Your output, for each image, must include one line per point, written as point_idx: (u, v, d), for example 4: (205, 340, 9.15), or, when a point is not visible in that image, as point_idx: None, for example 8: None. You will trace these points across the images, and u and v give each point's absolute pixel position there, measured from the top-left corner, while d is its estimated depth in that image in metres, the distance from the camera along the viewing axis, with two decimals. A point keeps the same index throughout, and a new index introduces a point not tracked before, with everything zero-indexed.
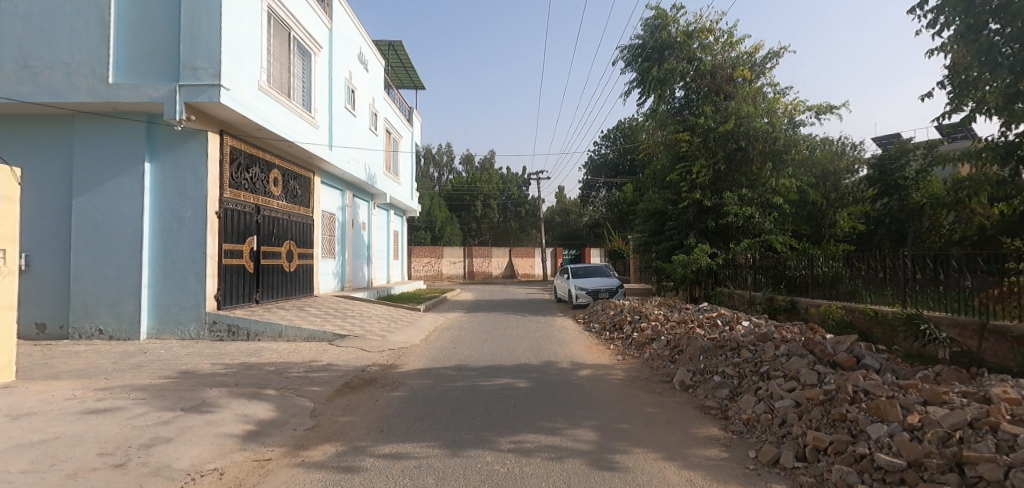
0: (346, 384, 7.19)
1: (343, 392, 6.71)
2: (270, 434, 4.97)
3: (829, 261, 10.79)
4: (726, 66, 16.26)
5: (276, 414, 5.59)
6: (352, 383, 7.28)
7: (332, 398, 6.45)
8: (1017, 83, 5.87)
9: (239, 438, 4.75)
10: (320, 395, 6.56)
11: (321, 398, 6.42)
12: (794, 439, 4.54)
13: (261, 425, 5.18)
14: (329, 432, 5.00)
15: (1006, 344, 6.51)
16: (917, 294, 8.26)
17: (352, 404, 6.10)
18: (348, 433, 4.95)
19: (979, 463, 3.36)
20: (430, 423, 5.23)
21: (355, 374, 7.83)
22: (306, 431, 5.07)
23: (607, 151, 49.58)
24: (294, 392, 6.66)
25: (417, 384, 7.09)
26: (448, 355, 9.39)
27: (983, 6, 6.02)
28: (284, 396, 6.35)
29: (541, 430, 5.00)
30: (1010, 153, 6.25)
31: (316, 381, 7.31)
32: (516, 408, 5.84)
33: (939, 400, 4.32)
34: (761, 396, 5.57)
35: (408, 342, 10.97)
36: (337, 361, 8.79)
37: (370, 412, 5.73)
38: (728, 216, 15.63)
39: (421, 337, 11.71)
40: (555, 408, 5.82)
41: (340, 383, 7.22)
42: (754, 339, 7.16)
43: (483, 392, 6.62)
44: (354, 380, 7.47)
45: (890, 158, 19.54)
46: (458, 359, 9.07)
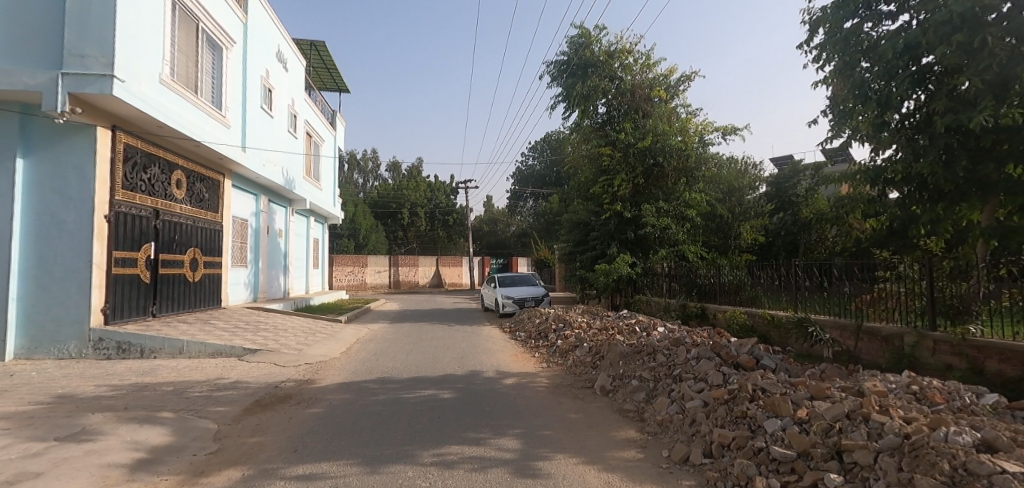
0: (256, 402, 6.82)
1: (253, 411, 6.36)
2: (165, 461, 4.61)
3: (733, 269, 11.67)
4: (645, 86, 17.09)
5: (173, 439, 5.20)
6: (263, 401, 6.90)
7: (240, 418, 6.08)
8: (883, 114, 6.78)
9: (127, 468, 4.37)
10: (225, 416, 6.16)
11: (227, 419, 6.03)
12: (703, 436, 4.87)
13: (153, 452, 4.80)
14: (236, 456, 4.73)
15: (878, 343, 7.39)
16: (806, 299, 9.14)
17: (263, 424, 5.79)
18: (256, 456, 4.70)
19: (855, 450, 3.80)
20: (347, 440, 5.08)
21: (267, 391, 7.43)
22: (207, 456, 4.75)
23: (534, 162, 50.72)
24: (195, 413, 6.21)
25: (336, 400, 6.85)
26: (370, 368, 9.15)
27: (856, 48, 6.99)
28: (184, 419, 5.91)
29: (466, 441, 5.02)
30: (877, 177, 7.08)
31: (221, 401, 6.86)
32: (441, 419, 5.81)
33: (823, 395, 4.83)
34: (674, 397, 5.92)
35: (327, 355, 10.55)
36: (247, 378, 8.30)
37: (283, 431, 5.48)
38: (647, 226, 16.41)
39: (341, 350, 11.31)
40: (479, 418, 5.85)
41: (250, 402, 6.84)
42: (668, 343, 7.60)
43: (405, 405, 6.53)
44: (266, 397, 7.10)
45: (785, 177, 21.54)
46: (380, 372, 8.84)
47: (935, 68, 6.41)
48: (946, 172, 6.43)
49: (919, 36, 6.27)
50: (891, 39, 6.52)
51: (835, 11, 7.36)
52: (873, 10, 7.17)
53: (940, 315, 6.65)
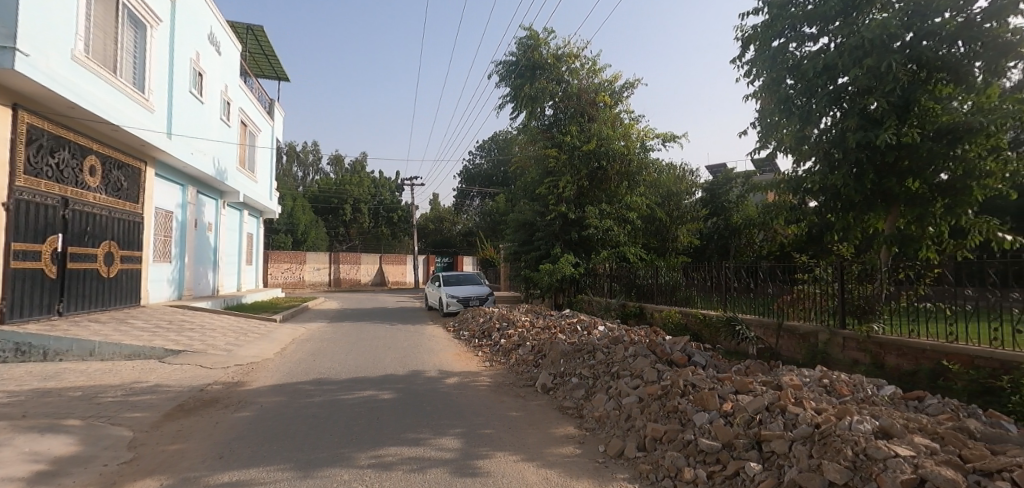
0: (178, 407, 6.48)
1: (174, 417, 6.03)
2: (70, 473, 4.30)
3: (670, 270, 12.18)
4: (590, 91, 17.43)
5: (80, 449, 4.86)
6: (186, 405, 6.56)
7: (159, 424, 5.76)
8: (803, 129, 7.37)
9: (25, 482, 4.05)
10: (143, 422, 5.82)
11: (145, 426, 5.70)
12: (637, 431, 5.09)
13: (57, 463, 4.47)
14: (153, 465, 4.48)
15: (796, 341, 7.96)
16: (735, 299, 9.70)
17: (186, 430, 5.52)
18: (176, 464, 4.48)
19: (773, 440, 4.09)
20: (279, 444, 4.93)
21: (191, 395, 7.07)
22: (120, 466, 4.48)
23: (481, 161, 50.68)
24: (107, 420, 5.82)
25: (268, 403, 6.62)
26: (305, 369, 8.87)
27: (782, 65, 7.53)
28: (94, 427, 5.52)
29: (405, 442, 5.00)
30: (797, 187, 7.67)
31: (138, 406, 6.46)
32: (379, 421, 5.74)
33: (746, 389, 5.16)
34: (611, 394, 6.14)
35: (259, 356, 10.14)
36: (168, 382, 7.85)
37: (208, 437, 5.24)
38: (590, 228, 16.75)
39: (274, 350, 10.89)
40: (419, 418, 5.83)
41: (171, 407, 6.48)
42: (607, 342, 7.84)
43: (342, 406, 6.41)
44: (189, 402, 6.75)
45: (718, 184, 22.66)
46: (316, 373, 8.60)
47: (848, 88, 7.02)
48: (856, 184, 7.13)
49: (836, 58, 6.88)
50: (812, 59, 7.06)
51: (764, 31, 7.90)
52: (797, 32, 7.73)
53: (849, 315, 7.26)
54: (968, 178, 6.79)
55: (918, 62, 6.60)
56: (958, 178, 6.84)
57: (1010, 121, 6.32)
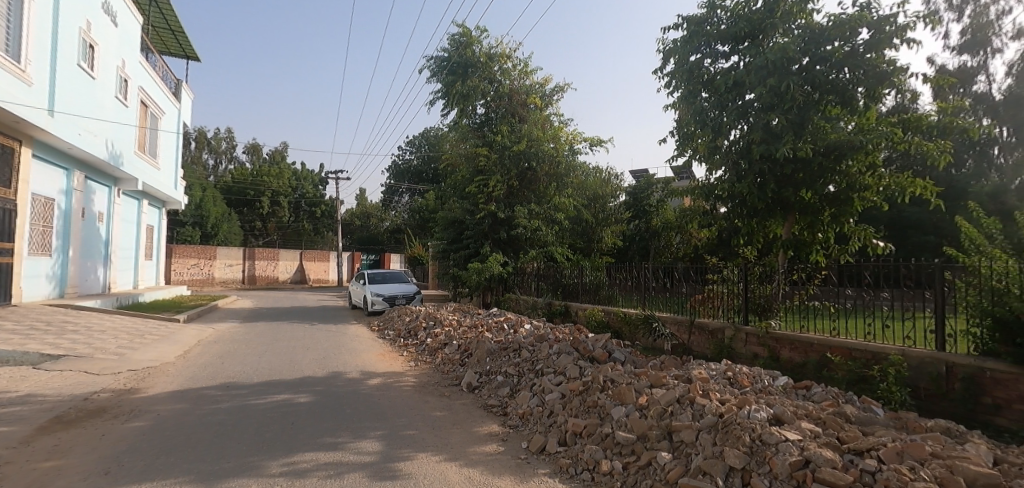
0: (56, 419, 5.87)
1: (53, 430, 5.47)
2: None
3: (594, 270, 12.63)
4: (522, 92, 17.59)
5: None
6: (66, 417, 5.96)
7: (32, 439, 5.19)
8: (715, 139, 7.97)
9: None
10: (12, 438, 5.22)
11: (15, 441, 5.11)
12: (558, 426, 5.25)
13: None
14: (25, 484, 4.04)
15: (705, 337, 8.55)
16: (653, 298, 10.24)
17: (66, 444, 5.01)
18: (54, 482, 4.07)
19: (682, 430, 4.37)
20: (179, 455, 4.62)
21: (72, 406, 6.42)
22: None
23: (411, 157, 49.79)
24: None
25: (167, 411, 6.16)
26: (211, 374, 8.34)
27: (698, 79, 8.10)
28: None
29: (322, 447, 4.85)
30: (709, 193, 8.28)
31: (5, 420, 5.79)
32: (295, 426, 5.53)
33: (660, 383, 5.47)
34: (535, 391, 6.28)
35: (157, 360, 9.39)
36: (45, 391, 7.08)
37: (95, 450, 4.80)
38: (518, 228, 16.88)
39: (175, 354, 10.13)
40: (338, 422, 5.68)
41: (47, 419, 5.86)
42: (533, 340, 8.01)
43: (253, 412, 6.10)
44: (70, 413, 6.13)
45: (640, 188, 23.71)
46: (224, 377, 8.11)
47: (754, 104, 7.66)
48: (759, 193, 7.80)
49: (743, 76, 7.54)
50: (725, 75, 7.70)
51: (682, 45, 8.41)
52: (712, 48, 8.30)
53: (751, 313, 7.91)
54: (849, 190, 7.70)
55: (812, 84, 7.34)
56: (842, 190, 7.72)
57: (884, 141, 7.24)
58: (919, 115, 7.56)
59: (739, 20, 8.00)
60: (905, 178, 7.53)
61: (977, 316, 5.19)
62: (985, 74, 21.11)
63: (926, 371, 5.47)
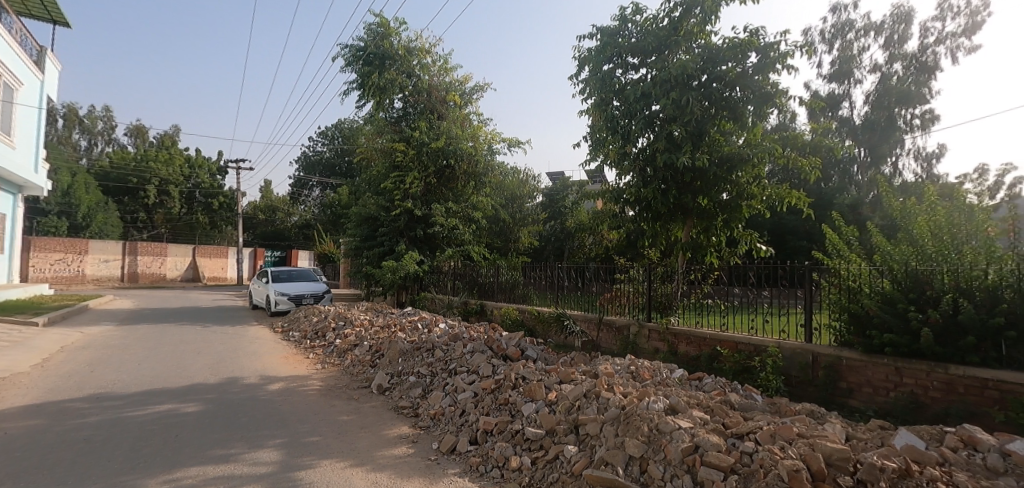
0: None
1: None
2: None
3: (510, 269, 12.83)
4: (441, 88, 17.41)
5: None
6: None
7: None
8: (624, 146, 8.47)
9: None
10: None
11: None
12: (470, 425, 5.30)
13: None
14: None
15: (613, 333, 9.01)
16: (566, 297, 10.58)
17: None
18: None
19: (589, 423, 4.58)
20: (36, 478, 4.12)
21: None
22: None
23: (323, 149, 47.45)
24: None
25: (21, 429, 5.46)
26: (79, 384, 7.49)
27: (609, 87, 8.55)
28: None
29: (211, 460, 4.54)
30: (618, 196, 8.79)
31: None
32: (182, 438, 5.13)
33: (569, 379, 5.68)
34: (448, 390, 6.27)
35: (8, 371, 8.25)
36: None
37: None
38: (435, 226, 16.66)
39: (33, 362, 8.97)
40: (232, 431, 5.34)
41: None
42: (447, 339, 7.99)
43: (130, 426, 5.56)
44: None
45: (557, 190, 24.33)
46: (95, 388, 7.31)
47: (659, 116, 8.22)
48: (662, 198, 8.39)
49: (650, 88, 8.06)
50: (634, 86, 8.20)
51: (596, 54, 8.80)
52: (623, 59, 8.75)
53: (655, 310, 8.44)
54: (739, 199, 8.44)
55: (710, 100, 8.00)
56: (733, 198, 8.44)
57: (767, 155, 8.02)
58: (796, 133, 8.46)
59: (647, 34, 8.50)
60: (784, 189, 8.39)
61: (837, 311, 5.92)
62: (850, 101, 23.95)
63: (798, 361, 6.16)
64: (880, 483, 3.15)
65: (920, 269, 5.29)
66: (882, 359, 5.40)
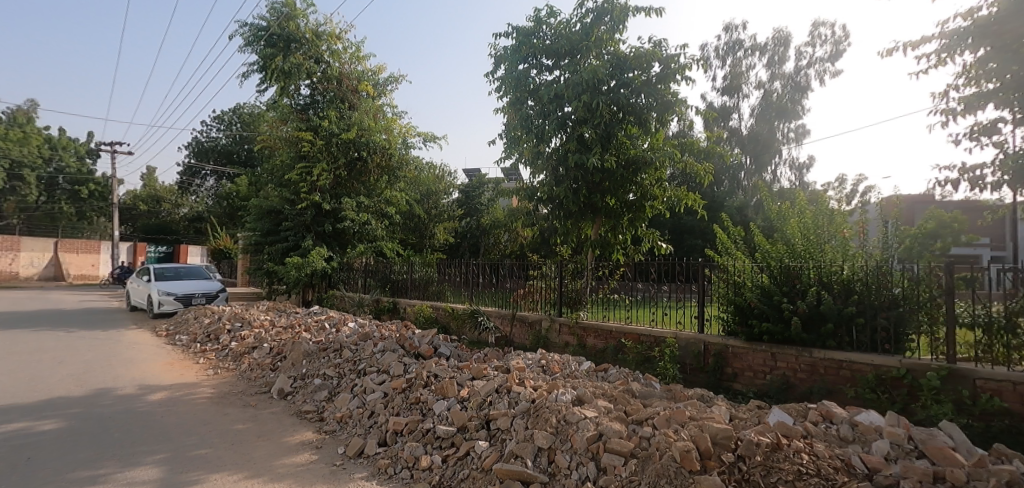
0: None
1: None
2: None
3: (425, 265, 12.67)
4: (353, 77, 16.69)
5: None
6: None
7: None
8: (538, 145, 8.73)
9: None
10: None
11: None
12: (379, 427, 5.19)
13: None
14: None
15: (525, 328, 9.22)
16: (480, 293, 10.62)
17: None
18: None
19: (500, 418, 4.66)
20: None
21: None
22: None
23: (220, 135, 43.30)
24: None
25: None
26: None
27: (524, 87, 8.80)
28: None
29: (77, 483, 4.08)
30: (532, 194, 9.01)
31: None
32: (40, 460, 4.55)
33: (481, 375, 5.73)
34: (356, 392, 6.09)
35: None
36: None
37: None
38: (345, 220, 15.99)
39: None
40: (104, 449, 4.83)
41: None
42: (356, 339, 7.74)
43: None
44: None
45: (473, 187, 24.28)
46: None
47: (571, 118, 8.55)
48: (573, 197, 8.73)
49: (563, 90, 8.36)
50: (547, 87, 8.48)
51: (512, 54, 8.96)
52: (538, 60, 8.96)
53: (566, 305, 8.73)
54: (643, 199, 8.94)
55: (617, 104, 8.42)
56: (638, 198, 8.93)
57: (667, 160, 8.58)
58: (693, 140, 9.11)
59: (560, 37, 8.76)
60: (682, 192, 9.00)
61: (725, 303, 6.48)
62: (739, 113, 26.14)
63: (691, 350, 6.66)
64: (756, 457, 3.51)
65: (791, 266, 5.95)
66: (760, 346, 5.98)
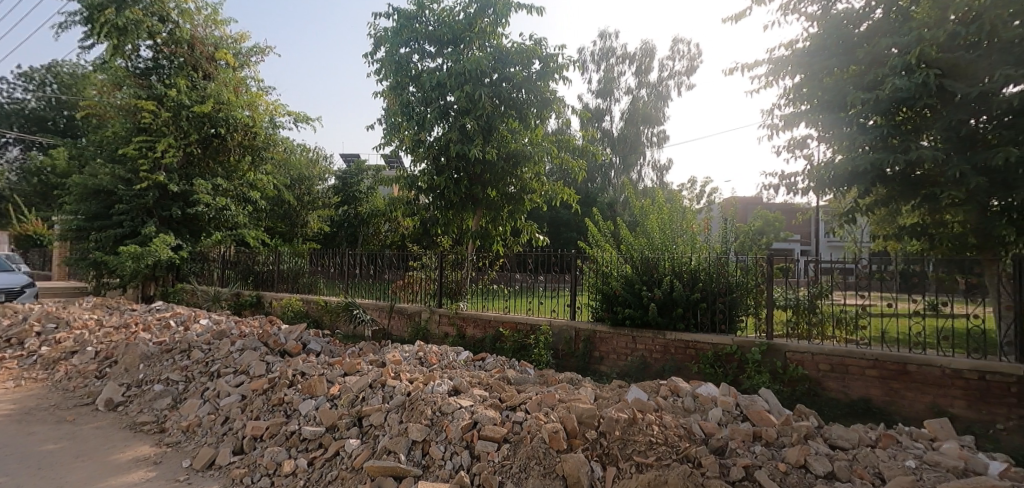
0: None
1: None
2: None
3: (293, 256, 11.83)
4: (208, 43, 14.69)
5: None
6: None
7: None
8: (418, 133, 8.63)
9: None
10: None
11: None
12: (234, 433, 4.76)
13: None
14: None
15: (403, 320, 9.04)
16: (356, 285, 10.17)
17: None
18: None
19: (373, 414, 4.49)
20: None
21: None
22: None
23: (28, 97, 36.50)
24: None
25: None
26: None
27: (405, 72, 8.66)
28: None
29: None
30: (412, 183, 8.88)
31: None
32: None
33: (354, 370, 5.49)
34: (207, 396, 5.51)
35: None
36: None
37: None
38: (198, 205, 14.22)
39: None
40: None
41: None
42: (209, 337, 6.99)
43: None
44: None
45: (350, 173, 22.89)
46: None
47: (453, 107, 8.57)
48: (455, 187, 8.72)
49: (445, 78, 8.37)
50: (429, 74, 8.42)
51: (393, 36, 8.68)
52: (420, 46, 8.76)
53: (445, 296, 8.70)
54: (523, 192, 9.15)
55: (499, 98, 8.56)
56: (517, 191, 9.09)
57: (545, 155, 8.86)
58: (570, 138, 9.50)
59: (442, 24, 8.65)
60: (558, 187, 9.36)
61: (593, 292, 6.91)
62: (611, 115, 27.84)
63: (563, 336, 7.00)
64: (615, 432, 3.78)
65: (650, 256, 6.53)
66: (623, 330, 6.47)
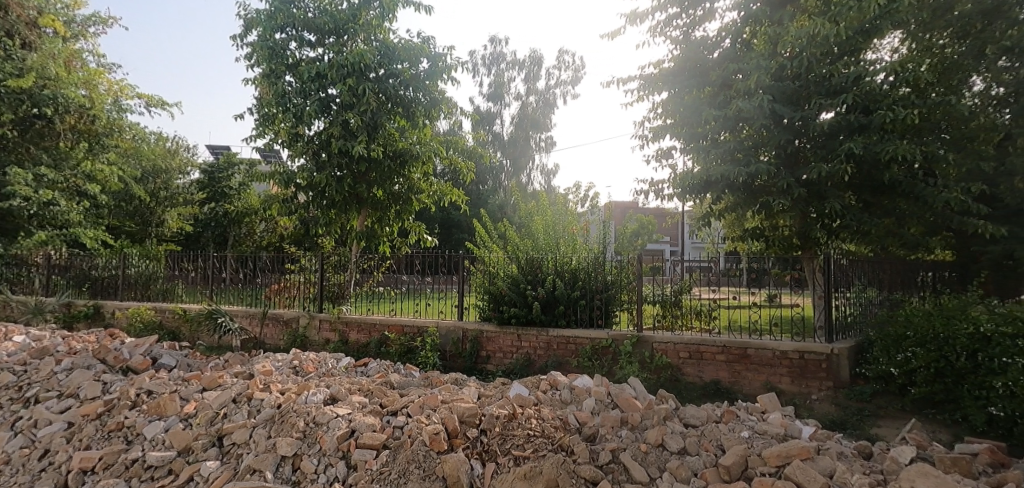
0: None
1: None
2: None
3: (143, 259, 10.53)
4: (29, 7, 12.61)
5: None
6: None
7: None
8: (296, 127, 8.17)
9: None
10: None
11: None
12: (57, 468, 4.11)
13: None
14: None
15: (279, 327, 8.46)
16: (222, 290, 9.28)
17: None
18: None
19: (235, 431, 4.12)
20: None
21: None
22: None
23: None
24: None
25: None
26: None
27: (281, 60, 8.12)
28: None
29: None
30: (289, 180, 8.34)
31: None
32: None
33: (215, 385, 5.00)
34: (21, 428, 4.67)
35: None
36: None
37: None
38: (12, 199, 11.60)
39: None
40: None
41: None
42: (27, 356, 5.94)
43: None
44: None
45: (218, 168, 20.92)
46: None
47: (334, 101, 8.19)
48: (337, 186, 8.30)
49: (326, 70, 7.96)
50: (308, 65, 7.96)
51: (266, 20, 8.09)
52: (298, 33, 8.25)
53: (326, 301, 8.26)
54: (410, 192, 8.96)
55: (385, 94, 8.35)
56: (404, 191, 8.89)
57: (433, 154, 8.74)
58: (458, 139, 9.45)
59: (323, 12, 8.19)
60: (447, 186, 9.27)
61: (480, 292, 6.99)
62: (500, 119, 28.32)
63: (451, 338, 6.96)
64: (495, 429, 3.84)
65: (535, 257, 6.75)
66: (509, 329, 6.60)
